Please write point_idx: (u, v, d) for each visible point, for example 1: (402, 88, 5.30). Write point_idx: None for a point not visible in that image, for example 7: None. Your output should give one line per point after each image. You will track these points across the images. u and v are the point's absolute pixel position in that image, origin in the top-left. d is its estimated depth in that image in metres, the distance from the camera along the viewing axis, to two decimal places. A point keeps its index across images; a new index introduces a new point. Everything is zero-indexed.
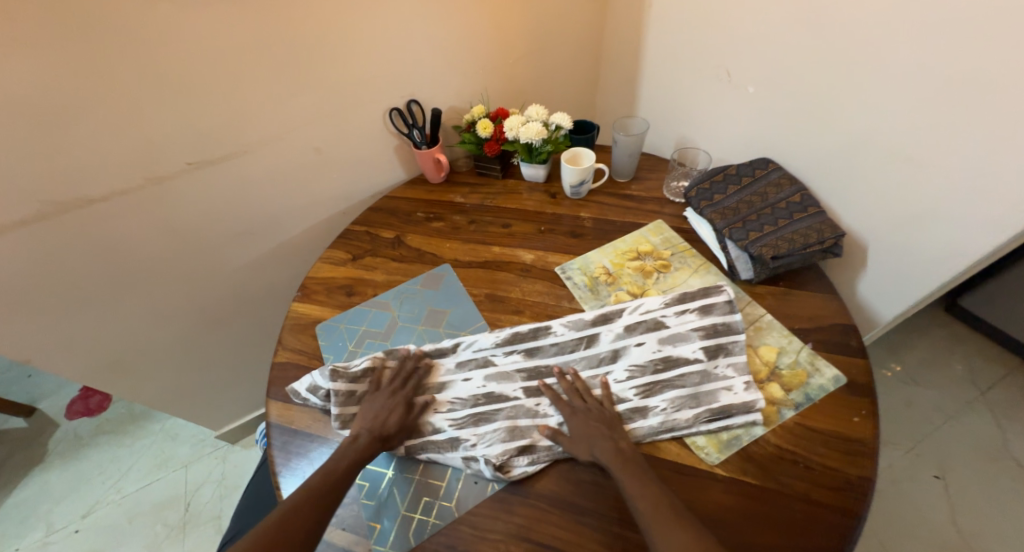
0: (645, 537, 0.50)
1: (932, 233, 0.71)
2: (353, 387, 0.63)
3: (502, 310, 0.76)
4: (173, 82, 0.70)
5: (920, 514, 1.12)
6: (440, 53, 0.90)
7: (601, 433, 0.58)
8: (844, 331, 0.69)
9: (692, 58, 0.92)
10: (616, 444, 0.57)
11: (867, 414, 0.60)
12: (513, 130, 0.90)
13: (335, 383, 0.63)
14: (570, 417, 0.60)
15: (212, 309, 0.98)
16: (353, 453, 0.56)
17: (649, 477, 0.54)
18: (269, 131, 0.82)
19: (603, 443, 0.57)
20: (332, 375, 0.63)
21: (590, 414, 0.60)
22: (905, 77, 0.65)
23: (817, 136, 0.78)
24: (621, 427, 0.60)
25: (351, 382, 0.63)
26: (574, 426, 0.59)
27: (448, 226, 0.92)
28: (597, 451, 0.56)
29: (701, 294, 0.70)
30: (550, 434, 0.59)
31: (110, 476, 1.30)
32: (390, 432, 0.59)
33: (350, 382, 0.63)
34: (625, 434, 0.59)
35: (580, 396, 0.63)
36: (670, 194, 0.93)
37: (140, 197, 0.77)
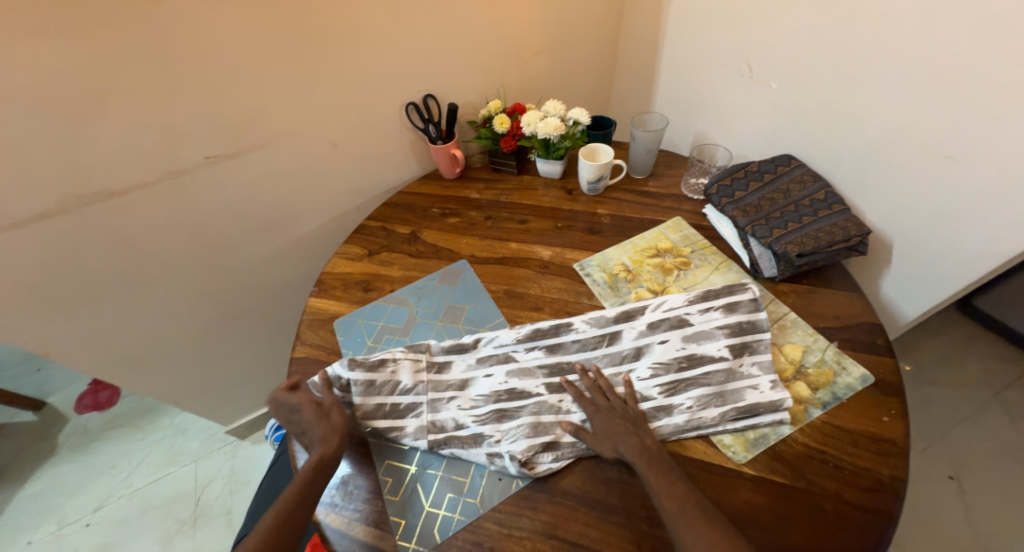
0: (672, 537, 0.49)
1: (959, 232, 0.70)
2: (373, 377, 0.62)
3: (521, 306, 0.76)
4: (192, 75, 0.69)
5: (935, 515, 1.11)
6: (457, 48, 0.89)
7: (624, 429, 0.57)
8: (870, 330, 0.68)
9: (713, 53, 0.91)
10: (641, 440, 0.56)
11: (896, 415, 0.60)
12: (531, 126, 0.89)
13: (354, 373, 0.62)
14: (594, 414, 0.59)
15: (227, 304, 0.98)
16: (303, 472, 0.55)
17: (674, 474, 0.53)
18: (286, 125, 0.82)
19: (627, 440, 0.56)
20: (351, 364, 0.63)
21: (613, 412, 0.59)
22: (934, 72, 0.64)
23: (841, 133, 0.77)
24: (645, 424, 0.59)
25: (371, 372, 0.63)
26: (598, 423, 0.58)
27: (464, 221, 0.91)
28: (622, 448, 0.55)
29: (725, 291, 0.69)
30: (573, 430, 0.58)
31: (121, 470, 1.30)
32: (332, 441, 0.57)
33: (369, 372, 0.63)
34: (649, 431, 0.58)
35: (603, 394, 0.62)
36: (688, 191, 0.92)
37: (159, 191, 0.76)
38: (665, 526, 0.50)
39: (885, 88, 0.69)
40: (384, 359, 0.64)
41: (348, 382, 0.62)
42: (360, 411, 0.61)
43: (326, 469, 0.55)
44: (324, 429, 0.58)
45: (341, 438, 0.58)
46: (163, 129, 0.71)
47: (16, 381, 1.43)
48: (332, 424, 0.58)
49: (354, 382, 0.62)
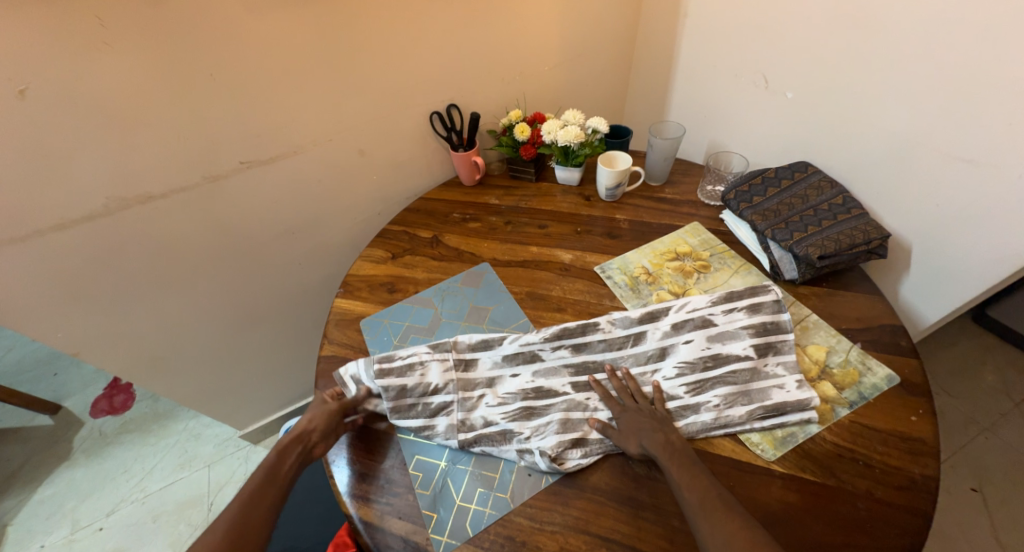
0: (693, 528, 0.49)
1: (979, 236, 0.71)
2: (403, 382, 0.63)
3: (544, 307, 0.77)
4: (234, 84, 0.72)
5: (961, 527, 1.10)
6: (481, 60, 0.92)
7: (649, 425, 0.58)
8: (893, 331, 0.69)
9: (729, 65, 0.94)
10: (666, 435, 0.56)
11: (925, 414, 0.60)
12: (551, 134, 0.91)
13: (384, 381, 0.63)
14: (621, 412, 0.60)
15: (251, 307, 0.99)
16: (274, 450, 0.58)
17: (699, 468, 0.53)
18: (318, 132, 0.84)
19: (652, 435, 0.56)
20: (380, 373, 0.64)
21: (640, 412, 0.60)
22: (953, 79, 0.65)
23: (858, 140, 0.79)
24: (671, 423, 0.59)
25: (400, 377, 0.63)
26: (624, 421, 0.59)
27: (485, 226, 0.93)
28: (647, 443, 0.56)
29: (748, 292, 0.69)
30: (601, 426, 0.59)
31: (135, 474, 1.30)
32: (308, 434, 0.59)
33: (398, 377, 0.63)
34: (676, 430, 0.58)
35: (632, 396, 0.63)
36: (705, 197, 0.94)
37: (196, 195, 0.78)
38: (687, 518, 0.50)
39: (904, 97, 0.71)
40: (412, 364, 0.65)
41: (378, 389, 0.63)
42: (393, 413, 0.61)
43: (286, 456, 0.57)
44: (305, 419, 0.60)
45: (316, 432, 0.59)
46: (204, 134, 0.74)
47: (37, 384, 1.47)
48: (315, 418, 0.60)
49: (387, 390, 0.62)
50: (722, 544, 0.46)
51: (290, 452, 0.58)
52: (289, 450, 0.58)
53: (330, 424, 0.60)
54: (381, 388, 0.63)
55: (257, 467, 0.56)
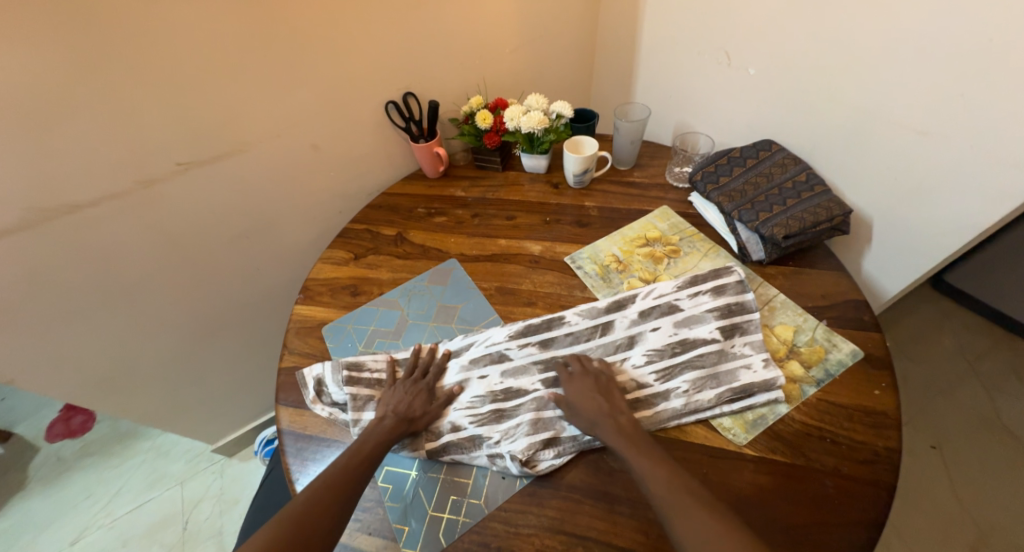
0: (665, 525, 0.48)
1: (936, 207, 0.71)
2: (372, 393, 0.61)
3: (514, 302, 0.75)
4: (161, 79, 0.66)
5: (921, 485, 1.15)
6: (436, 46, 0.89)
7: (601, 410, 0.57)
8: (857, 307, 0.70)
9: (692, 43, 0.91)
10: (616, 421, 0.56)
11: (887, 387, 0.61)
12: (514, 121, 0.88)
13: (354, 388, 0.61)
14: (569, 383, 0.61)
15: (208, 317, 0.94)
16: (378, 434, 0.56)
17: (647, 444, 0.54)
18: (263, 128, 0.79)
19: (601, 416, 0.56)
20: (348, 382, 0.62)
21: (587, 378, 0.61)
22: (908, 51, 0.65)
23: (819, 116, 0.78)
24: (614, 389, 0.60)
25: (370, 388, 0.62)
26: (573, 396, 0.59)
27: (451, 220, 0.90)
28: (599, 432, 0.56)
29: (712, 275, 0.70)
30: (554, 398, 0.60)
31: (99, 498, 1.26)
32: (416, 416, 0.58)
33: (370, 388, 0.62)
34: (622, 403, 0.58)
35: (579, 362, 0.63)
36: (672, 179, 0.93)
37: (131, 201, 0.73)
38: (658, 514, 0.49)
39: (859, 73, 0.71)
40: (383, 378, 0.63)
41: (344, 399, 0.61)
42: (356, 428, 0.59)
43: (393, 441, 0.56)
44: (407, 403, 0.59)
45: (424, 416, 0.59)
46: (132, 136, 0.68)
47: None
48: (423, 400, 0.60)
49: (353, 398, 0.61)
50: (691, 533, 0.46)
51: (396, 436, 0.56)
52: (394, 433, 0.56)
53: (433, 408, 0.60)
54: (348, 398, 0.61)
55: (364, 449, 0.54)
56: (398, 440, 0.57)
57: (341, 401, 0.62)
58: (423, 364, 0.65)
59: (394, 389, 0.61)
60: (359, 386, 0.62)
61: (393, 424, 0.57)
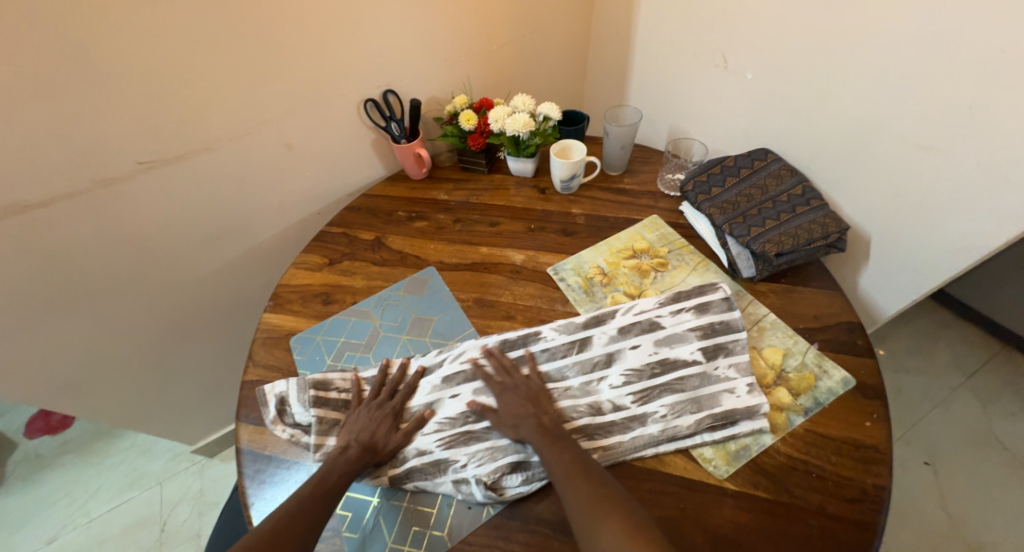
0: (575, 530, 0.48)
1: (938, 227, 0.67)
2: (339, 416, 0.58)
3: (492, 315, 0.72)
4: (116, 73, 0.62)
5: (913, 502, 1.13)
6: (417, 42, 0.85)
7: (525, 412, 0.57)
8: (850, 329, 0.66)
9: (686, 44, 0.87)
10: (539, 420, 0.56)
11: (879, 419, 0.57)
12: (499, 122, 0.84)
13: (319, 411, 0.58)
14: (497, 387, 0.60)
15: (180, 319, 0.91)
16: (340, 466, 0.52)
17: (571, 447, 0.54)
18: (233, 125, 0.75)
19: (526, 422, 0.56)
20: (313, 403, 0.58)
21: (517, 389, 0.59)
22: (912, 59, 0.61)
23: (817, 125, 0.75)
24: (545, 401, 0.59)
25: (338, 410, 0.59)
26: (503, 403, 0.58)
27: (432, 225, 0.87)
28: (523, 430, 0.55)
29: (696, 292, 0.67)
30: (478, 409, 0.58)
31: (77, 497, 1.23)
32: (381, 443, 0.55)
33: (335, 410, 0.58)
34: (550, 407, 0.58)
35: (507, 371, 0.62)
36: (664, 187, 0.89)
37: (90, 200, 0.69)
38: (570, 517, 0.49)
39: (863, 79, 0.67)
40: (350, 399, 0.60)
41: (308, 421, 0.58)
42: (318, 453, 0.55)
43: (356, 472, 0.53)
44: (372, 429, 0.56)
45: (389, 442, 0.56)
46: (87, 132, 0.64)
47: None
48: (386, 425, 0.57)
49: (319, 420, 0.57)
50: (606, 542, 0.45)
51: (358, 465, 0.53)
52: (356, 462, 0.53)
53: (401, 432, 0.57)
54: (313, 421, 0.57)
55: (322, 481, 0.51)
56: (362, 470, 0.54)
57: (304, 422, 0.58)
58: (390, 385, 0.61)
59: (359, 412, 0.58)
60: (326, 407, 0.58)
61: (355, 453, 0.53)
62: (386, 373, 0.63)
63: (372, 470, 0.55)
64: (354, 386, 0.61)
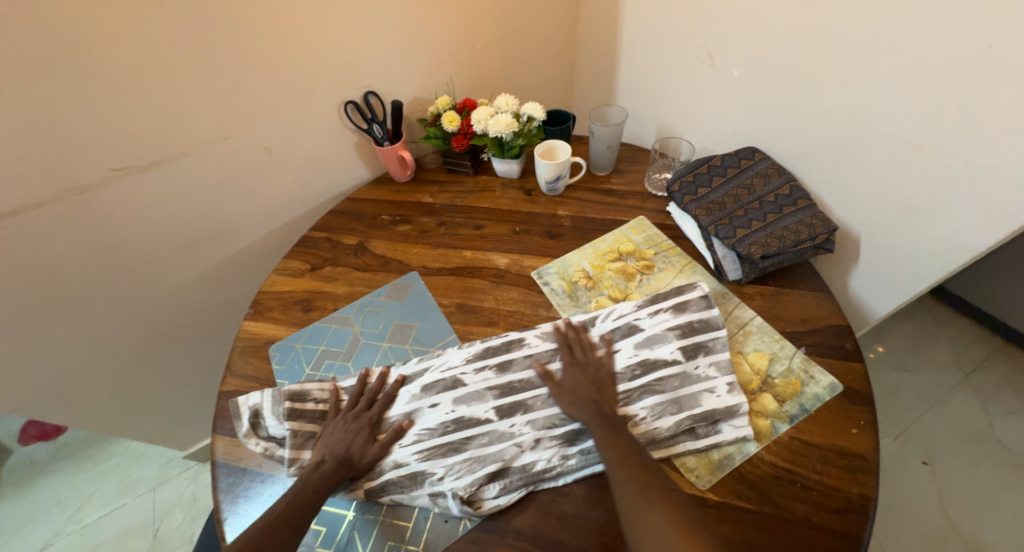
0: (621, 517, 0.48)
1: (928, 227, 0.66)
2: (315, 429, 0.57)
3: (475, 321, 0.71)
4: (86, 79, 0.61)
5: (909, 502, 1.12)
6: (398, 43, 0.83)
7: (587, 395, 0.58)
8: (838, 333, 0.65)
9: (673, 41, 0.86)
10: (599, 405, 0.57)
11: (866, 426, 0.56)
12: (481, 123, 0.83)
13: (293, 423, 0.57)
14: (568, 368, 0.61)
15: (164, 326, 0.89)
16: (315, 481, 0.51)
17: (628, 437, 0.54)
18: (208, 130, 0.74)
19: (585, 403, 0.57)
20: (284, 415, 0.57)
21: (585, 369, 0.60)
22: (898, 55, 0.59)
23: (805, 123, 0.73)
24: (609, 386, 0.59)
25: (314, 422, 0.58)
26: (568, 379, 0.60)
27: (416, 229, 0.85)
28: (580, 411, 0.56)
29: (674, 292, 0.66)
30: (541, 373, 0.61)
31: (70, 504, 1.23)
32: (357, 456, 0.54)
33: (310, 423, 0.57)
34: (613, 396, 0.58)
35: (580, 347, 0.63)
36: (652, 187, 0.88)
37: (61, 209, 0.68)
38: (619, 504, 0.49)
39: (850, 75, 0.65)
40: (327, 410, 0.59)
41: (282, 433, 0.57)
42: (291, 467, 0.54)
43: (332, 487, 0.52)
44: (350, 441, 0.55)
45: (369, 455, 0.55)
46: (55, 140, 0.63)
47: None
48: (365, 437, 0.56)
49: (294, 432, 0.56)
50: (654, 532, 0.45)
51: (334, 480, 0.52)
52: (332, 476, 0.52)
53: (380, 443, 0.56)
54: (287, 432, 0.56)
55: (299, 496, 0.50)
56: (339, 485, 0.53)
57: (278, 435, 0.57)
58: (368, 394, 0.60)
59: (335, 424, 0.57)
60: (302, 420, 0.57)
61: (331, 468, 0.53)
62: (365, 383, 0.62)
63: (349, 484, 0.54)
64: (333, 397, 0.60)
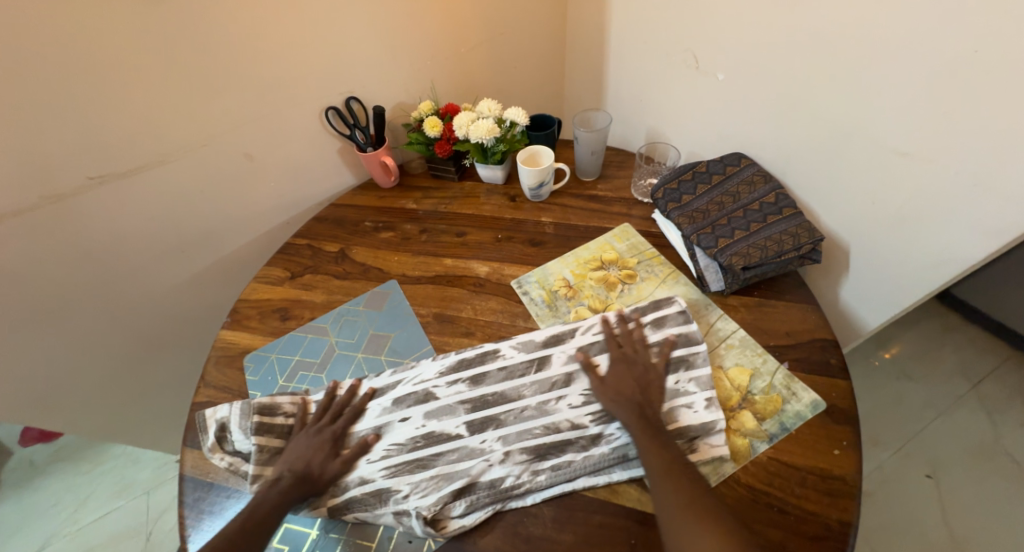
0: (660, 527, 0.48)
1: (917, 238, 0.63)
2: (282, 444, 0.56)
3: (451, 332, 0.69)
4: (57, 87, 0.60)
5: (911, 516, 1.08)
6: (378, 48, 0.82)
7: (632, 396, 0.56)
8: (824, 347, 0.63)
9: (659, 44, 0.84)
10: (642, 408, 0.55)
11: (848, 447, 0.54)
12: (463, 129, 0.82)
13: (259, 439, 0.56)
14: (614, 364, 0.60)
15: (150, 333, 0.89)
16: (272, 498, 0.51)
17: (670, 445, 0.52)
18: (186, 137, 0.74)
19: (627, 405, 0.56)
20: (249, 430, 0.57)
21: (633, 367, 0.59)
22: (885, 59, 0.57)
23: (792, 128, 0.71)
24: (655, 390, 0.58)
25: (282, 438, 0.57)
26: (612, 376, 0.59)
27: (398, 236, 0.85)
28: (622, 412, 0.55)
29: (652, 306, 0.65)
30: (585, 363, 0.60)
31: (66, 507, 1.24)
32: (317, 472, 0.54)
33: (280, 438, 0.57)
34: (657, 400, 0.57)
35: (631, 342, 0.62)
36: (638, 193, 0.86)
37: (37, 218, 0.67)
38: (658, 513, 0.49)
39: (838, 80, 0.62)
40: (296, 424, 0.58)
41: (247, 449, 0.56)
42: (253, 483, 0.54)
43: (289, 505, 0.51)
44: (312, 457, 0.55)
45: (332, 471, 0.54)
46: (28, 150, 0.62)
47: None
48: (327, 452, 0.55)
49: (260, 447, 0.55)
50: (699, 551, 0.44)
51: (293, 497, 0.52)
52: (289, 494, 0.52)
53: (344, 459, 0.55)
54: (253, 447, 0.55)
55: (256, 514, 0.50)
56: (298, 501, 0.52)
57: (243, 450, 0.56)
58: (334, 407, 0.60)
59: (298, 438, 0.56)
60: (269, 435, 0.56)
61: (289, 484, 0.52)
62: (332, 395, 0.61)
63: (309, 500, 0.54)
64: (300, 410, 0.59)
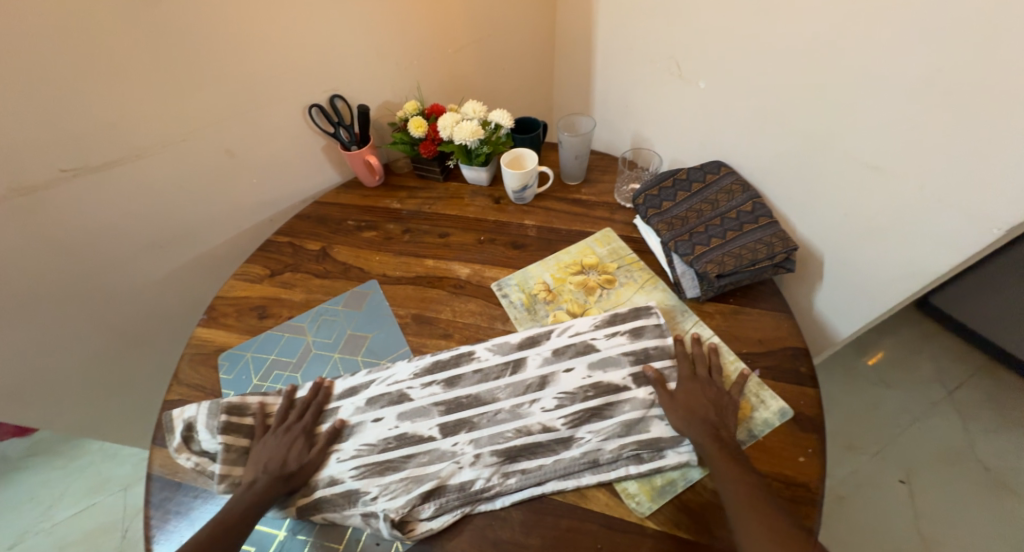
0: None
1: (887, 249, 0.64)
2: (249, 444, 0.56)
3: (429, 333, 0.69)
4: (30, 78, 0.60)
5: (884, 521, 1.10)
6: (362, 46, 0.82)
7: (706, 416, 0.55)
8: (794, 355, 0.64)
9: (643, 51, 0.84)
10: (718, 430, 0.54)
11: (813, 454, 0.55)
12: (447, 130, 0.82)
13: (229, 439, 0.56)
14: (685, 381, 0.58)
15: (126, 328, 0.88)
16: (248, 499, 0.51)
17: (747, 469, 0.51)
18: (164, 131, 0.73)
19: (701, 424, 0.54)
20: (218, 431, 0.56)
21: (706, 387, 0.58)
22: (858, 74, 0.58)
23: (770, 139, 0.72)
24: (729, 413, 0.56)
25: (251, 439, 0.57)
26: (683, 394, 0.57)
27: (380, 235, 0.84)
28: (696, 431, 0.54)
29: (632, 315, 0.66)
30: (656, 378, 0.59)
31: (42, 502, 1.23)
32: (292, 470, 0.54)
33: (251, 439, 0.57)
34: (732, 424, 0.55)
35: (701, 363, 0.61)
36: (620, 198, 0.86)
37: (9, 209, 0.66)
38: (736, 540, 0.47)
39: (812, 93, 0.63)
40: (265, 424, 0.58)
41: (215, 450, 0.56)
42: (219, 485, 0.53)
43: (266, 505, 0.51)
44: (284, 456, 0.55)
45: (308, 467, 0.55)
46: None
47: None
48: (297, 450, 0.55)
49: (229, 447, 0.55)
50: None
51: (269, 497, 0.51)
52: (265, 494, 0.51)
53: (316, 454, 0.56)
54: (221, 448, 0.55)
55: (235, 518, 0.49)
56: (275, 501, 0.52)
57: (211, 450, 0.56)
58: (297, 406, 0.60)
59: (266, 439, 0.56)
60: (237, 435, 0.56)
61: (264, 485, 0.52)
62: (291, 396, 0.61)
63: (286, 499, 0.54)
64: (264, 411, 0.59)
